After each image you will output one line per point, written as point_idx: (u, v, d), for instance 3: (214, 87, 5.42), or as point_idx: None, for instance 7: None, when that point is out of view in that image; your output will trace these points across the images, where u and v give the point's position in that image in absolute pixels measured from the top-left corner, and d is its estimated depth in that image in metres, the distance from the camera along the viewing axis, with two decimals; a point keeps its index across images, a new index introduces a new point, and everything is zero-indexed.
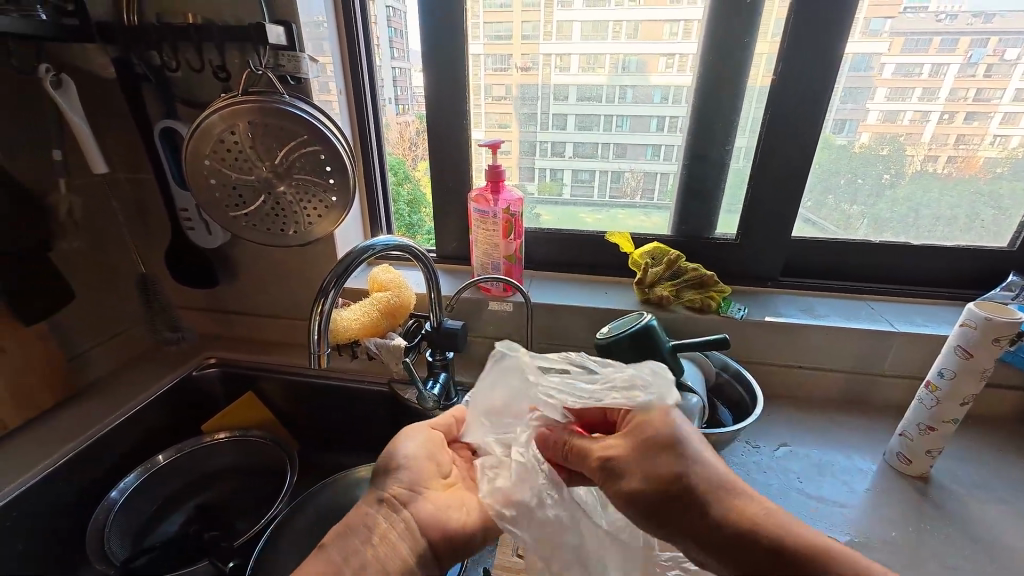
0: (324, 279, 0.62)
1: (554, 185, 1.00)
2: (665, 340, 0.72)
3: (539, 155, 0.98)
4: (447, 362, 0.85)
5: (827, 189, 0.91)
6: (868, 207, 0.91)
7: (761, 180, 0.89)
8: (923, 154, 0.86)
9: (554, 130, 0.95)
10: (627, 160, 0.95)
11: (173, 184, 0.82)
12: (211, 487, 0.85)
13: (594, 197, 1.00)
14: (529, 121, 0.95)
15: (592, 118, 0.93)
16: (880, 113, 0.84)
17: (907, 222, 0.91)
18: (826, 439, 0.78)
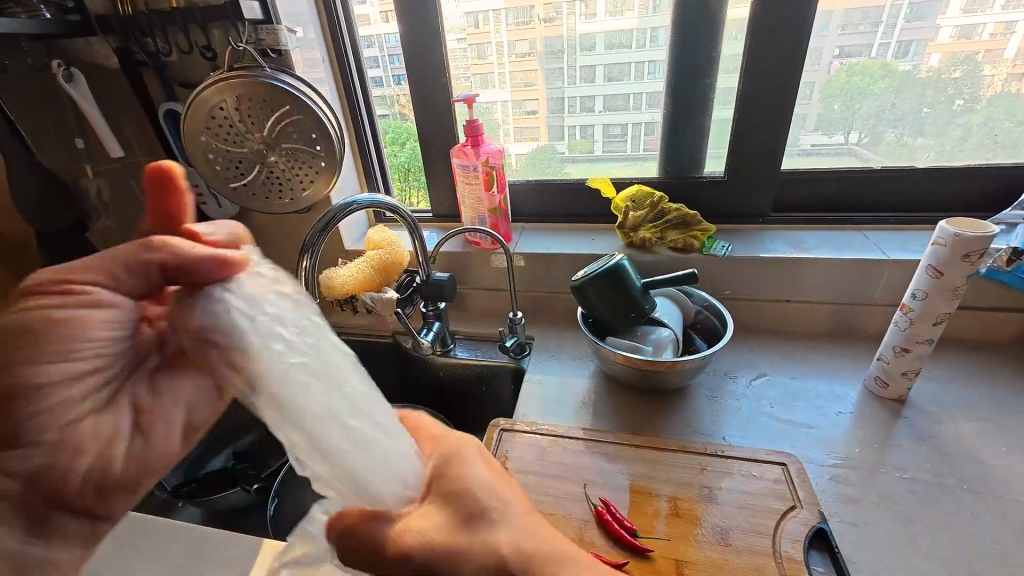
0: (309, 234, 0.69)
1: (584, 143, 1.00)
2: (635, 279, 0.74)
3: (568, 112, 0.98)
4: (440, 312, 0.91)
5: (873, 117, 0.86)
6: (934, 137, 0.86)
7: (766, 112, 0.86)
8: (1007, 71, 0.79)
9: (583, 83, 0.94)
10: (662, 110, 0.94)
11: (182, 163, 0.91)
12: (246, 432, 0.98)
13: (629, 151, 0.99)
14: (556, 76, 0.95)
15: (623, 67, 0.91)
16: (953, 29, 0.78)
17: (945, 145, 0.86)
18: (808, 368, 0.79)
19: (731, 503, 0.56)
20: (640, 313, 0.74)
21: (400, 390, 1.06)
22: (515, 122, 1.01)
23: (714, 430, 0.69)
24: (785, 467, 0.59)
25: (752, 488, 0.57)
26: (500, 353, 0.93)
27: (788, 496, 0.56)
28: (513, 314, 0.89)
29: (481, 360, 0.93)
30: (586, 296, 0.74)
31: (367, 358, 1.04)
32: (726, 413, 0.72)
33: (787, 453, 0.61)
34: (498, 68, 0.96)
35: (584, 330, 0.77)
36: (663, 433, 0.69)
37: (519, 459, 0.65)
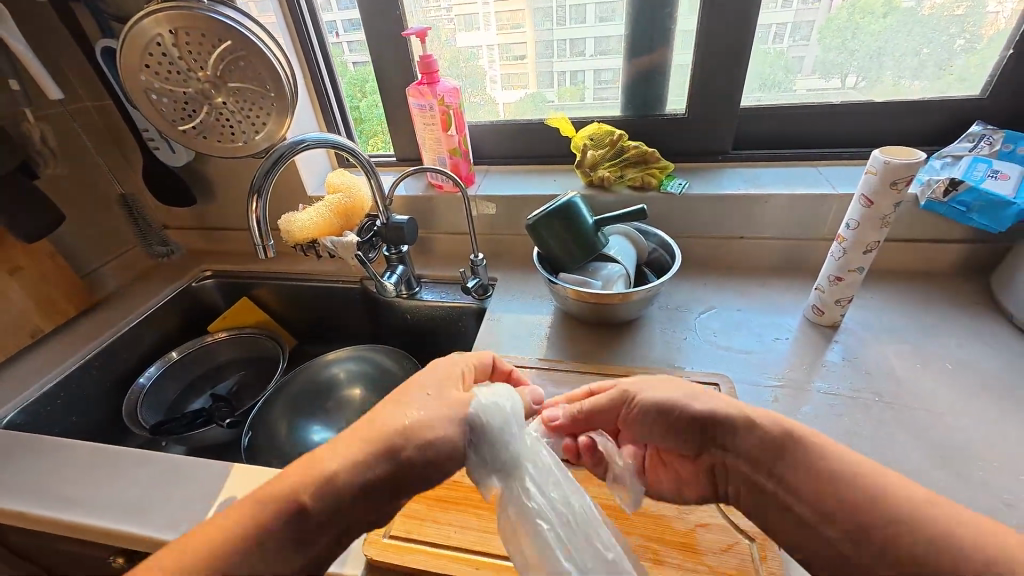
0: (257, 175, 0.68)
1: (575, 90, 0.98)
2: (587, 217, 0.76)
3: (557, 57, 0.95)
4: (403, 255, 0.93)
5: (858, 56, 0.85)
6: (929, 83, 0.85)
7: (737, 46, 0.84)
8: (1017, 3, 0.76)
9: (573, 24, 0.91)
10: (655, 55, 0.91)
11: (127, 105, 0.88)
12: (222, 375, 1.02)
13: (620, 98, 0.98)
14: (545, 18, 0.92)
15: (612, 6, 0.88)
16: None
17: (916, 81, 0.85)
18: (754, 299, 0.83)
19: None
20: (591, 250, 0.76)
21: (369, 333, 1.09)
22: (502, 67, 0.98)
23: (659, 357, 0.74)
24: (717, 388, 0.64)
25: None
26: (463, 294, 0.95)
27: None
28: (474, 256, 0.90)
29: (445, 302, 0.96)
30: (540, 235, 0.76)
31: (337, 304, 1.07)
32: (672, 342, 0.76)
33: (721, 376, 0.65)
34: (483, 8, 0.92)
35: (540, 268, 0.79)
36: (611, 361, 0.74)
37: None
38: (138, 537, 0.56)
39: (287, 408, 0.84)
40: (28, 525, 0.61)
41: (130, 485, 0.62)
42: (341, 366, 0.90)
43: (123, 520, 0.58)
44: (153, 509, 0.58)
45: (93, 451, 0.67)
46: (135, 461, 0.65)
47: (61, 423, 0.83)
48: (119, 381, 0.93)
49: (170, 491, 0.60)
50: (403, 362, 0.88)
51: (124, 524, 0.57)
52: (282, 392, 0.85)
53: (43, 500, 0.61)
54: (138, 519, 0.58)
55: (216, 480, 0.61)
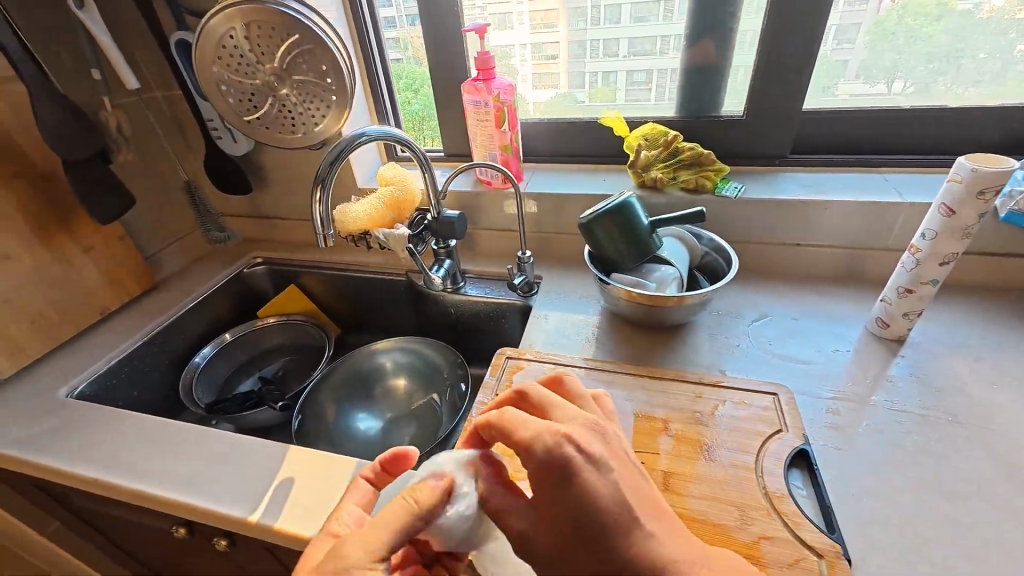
0: (321, 167, 0.70)
1: (607, 91, 0.98)
2: (643, 218, 0.75)
3: (590, 57, 0.95)
4: (450, 250, 0.94)
5: (929, 59, 0.81)
6: (1006, 88, 0.80)
7: (800, 47, 0.82)
8: None
9: (607, 24, 0.91)
10: (715, 56, 0.89)
11: (195, 96, 0.92)
12: (270, 359, 1.05)
13: (653, 100, 0.97)
14: (579, 17, 0.92)
15: (649, 6, 0.88)
16: None
17: (994, 87, 0.81)
18: (812, 309, 0.80)
19: (721, 426, 0.59)
20: (645, 251, 0.75)
21: (412, 325, 1.11)
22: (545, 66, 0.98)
23: (711, 363, 0.72)
24: (776, 397, 0.62)
25: (742, 414, 0.60)
26: (508, 292, 0.96)
27: (775, 421, 0.58)
28: (521, 253, 0.91)
29: (490, 298, 0.96)
30: (593, 235, 0.76)
31: (381, 295, 1.10)
32: (724, 349, 0.74)
33: (780, 385, 0.63)
34: (517, 8, 0.94)
35: (591, 268, 0.79)
36: (662, 365, 0.72)
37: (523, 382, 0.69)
38: (202, 509, 0.58)
39: (335, 398, 0.86)
40: (100, 492, 0.64)
41: (193, 460, 0.64)
42: (387, 360, 0.91)
43: (189, 492, 0.60)
44: (216, 483, 0.61)
45: (159, 425, 0.70)
46: (197, 436, 0.67)
47: (125, 397, 0.88)
48: (177, 360, 0.97)
49: (231, 467, 0.63)
50: (448, 357, 0.89)
51: (189, 495, 0.60)
52: (331, 382, 0.87)
53: (114, 469, 0.64)
54: (202, 492, 0.60)
55: (274, 459, 0.63)
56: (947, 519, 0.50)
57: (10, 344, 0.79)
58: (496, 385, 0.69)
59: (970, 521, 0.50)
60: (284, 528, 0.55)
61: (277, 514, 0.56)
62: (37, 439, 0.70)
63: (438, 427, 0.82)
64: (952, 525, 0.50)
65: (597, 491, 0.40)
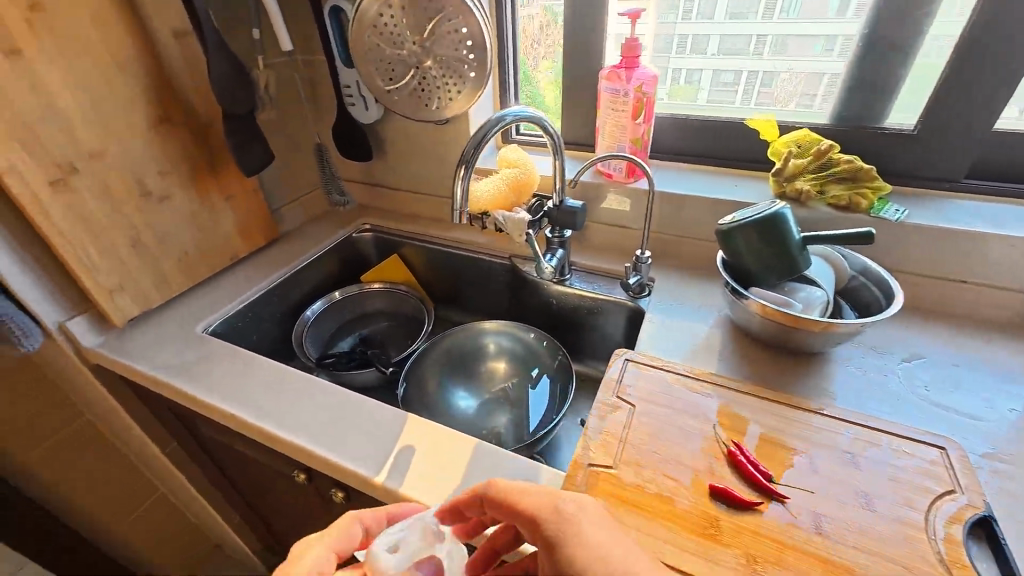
0: (466, 149, 0.70)
1: (689, 90, 0.95)
2: (795, 232, 0.68)
3: (675, 53, 0.94)
4: (564, 240, 0.91)
5: None
6: None
7: (1005, 58, 0.71)
8: None
9: (699, 20, 0.90)
10: (890, 60, 0.81)
11: (339, 62, 0.95)
12: (370, 323, 1.09)
13: (736, 103, 0.93)
14: (670, 12, 0.91)
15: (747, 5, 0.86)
16: None
17: None
18: (976, 357, 0.71)
19: (876, 473, 0.53)
20: (795, 267, 0.68)
21: (507, 309, 1.12)
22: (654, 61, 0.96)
23: (854, 399, 0.66)
24: (943, 451, 0.55)
25: (903, 463, 0.54)
26: (618, 290, 0.92)
27: (945, 479, 0.52)
28: (639, 252, 0.87)
29: (597, 294, 0.93)
30: (734, 240, 0.71)
31: (480, 275, 1.11)
32: (869, 386, 0.68)
33: (948, 439, 0.56)
34: None
35: (726, 277, 0.73)
36: (795, 393, 0.67)
37: (645, 388, 0.66)
38: (329, 460, 0.61)
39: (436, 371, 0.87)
40: (235, 426, 0.69)
41: (318, 411, 0.68)
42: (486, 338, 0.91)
43: (317, 442, 0.63)
44: (341, 438, 0.63)
45: (286, 373, 0.74)
46: (321, 389, 0.71)
47: (247, 340, 0.94)
48: (291, 312, 1.03)
49: (353, 424, 0.65)
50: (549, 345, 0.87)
51: (317, 444, 0.63)
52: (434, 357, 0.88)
53: (249, 407, 0.69)
54: (328, 444, 0.63)
55: (393, 424, 0.65)
56: None
57: (161, 279, 0.87)
58: (615, 386, 0.66)
59: None
60: (409, 496, 0.56)
61: (401, 479, 0.57)
62: (183, 368, 0.76)
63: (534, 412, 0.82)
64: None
65: (592, 543, 0.45)
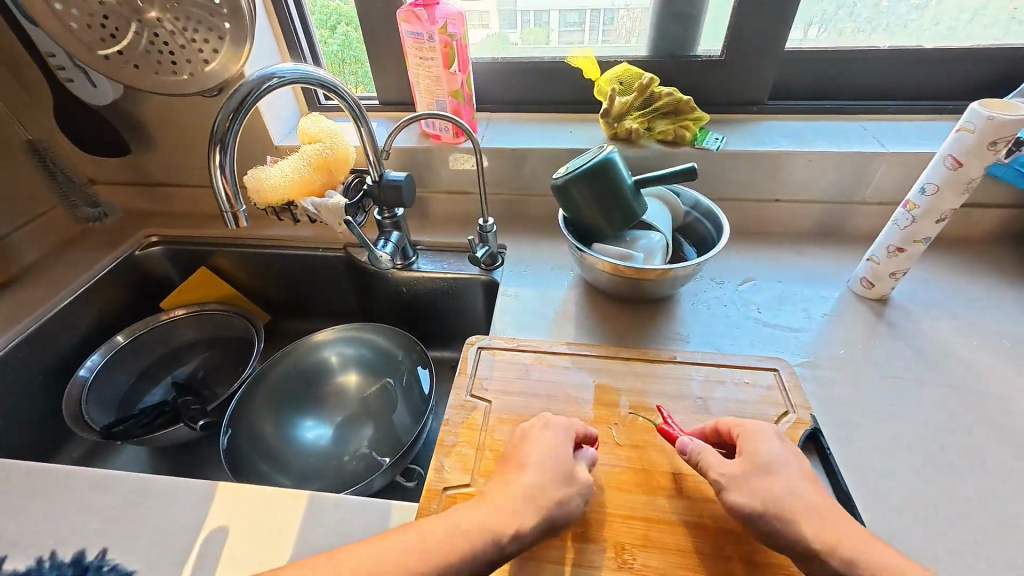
0: (217, 118, 0.51)
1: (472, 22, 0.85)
2: (626, 175, 0.64)
3: None
4: (398, 220, 0.79)
5: None
6: (986, 28, 0.76)
7: None
8: None
9: None
10: None
11: (24, 23, 0.68)
12: (186, 358, 0.88)
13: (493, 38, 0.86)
14: None
15: None
16: None
17: (972, 26, 0.76)
18: (795, 270, 0.76)
19: (723, 413, 0.54)
20: (631, 219, 0.65)
21: (358, 304, 0.98)
22: None
23: (696, 336, 0.67)
24: (777, 372, 0.57)
25: (745, 396, 0.55)
26: (470, 265, 0.84)
27: (780, 402, 0.54)
28: (483, 221, 0.78)
29: (447, 272, 0.83)
30: (564, 201, 0.66)
31: (315, 273, 0.95)
32: (710, 319, 0.69)
33: (780, 359, 0.59)
34: None
35: (565, 231, 0.70)
36: (649, 344, 0.65)
37: (500, 379, 0.59)
38: None
39: (256, 432, 0.70)
40: None
41: (85, 520, 0.50)
42: (310, 362, 0.77)
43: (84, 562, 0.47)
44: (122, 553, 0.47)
45: (36, 473, 0.54)
46: (83, 488, 0.52)
47: None
48: (54, 373, 0.78)
49: (133, 527, 0.49)
50: (386, 334, 0.79)
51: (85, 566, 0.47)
52: (257, 408, 0.72)
53: None
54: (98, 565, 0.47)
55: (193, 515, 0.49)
56: (939, 494, 0.50)
57: None
58: (471, 381, 0.59)
59: (960, 491, 0.50)
60: None
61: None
62: None
63: (399, 427, 0.72)
64: (942, 515, 0.48)
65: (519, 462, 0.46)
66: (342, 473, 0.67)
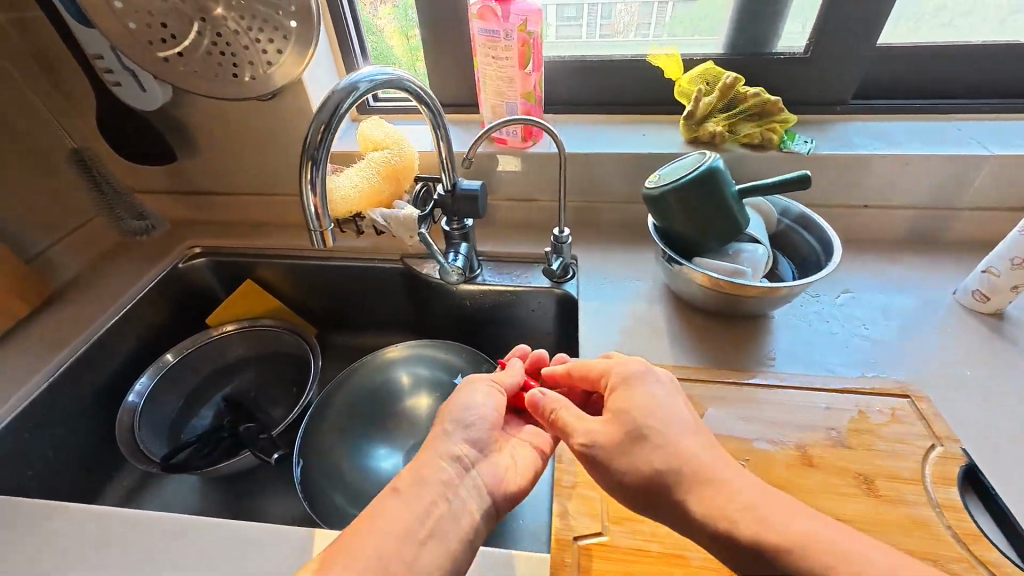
0: (308, 134, 0.46)
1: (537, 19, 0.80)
2: (732, 184, 0.59)
3: None
4: (466, 230, 0.74)
5: None
6: None
7: None
8: None
9: None
10: None
11: (71, 22, 0.63)
12: (236, 378, 0.83)
13: (559, 36, 0.81)
14: None
15: None
16: None
17: None
18: (895, 281, 0.71)
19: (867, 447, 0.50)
20: (736, 232, 0.60)
21: (412, 318, 0.93)
22: None
23: (804, 356, 0.62)
24: (912, 401, 0.54)
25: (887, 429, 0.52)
26: (539, 277, 0.79)
27: (925, 434, 0.51)
28: (558, 231, 0.74)
29: (515, 285, 0.78)
30: (662, 211, 0.61)
31: (369, 285, 0.90)
32: (816, 337, 0.64)
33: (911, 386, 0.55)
34: None
35: (657, 242, 0.65)
36: (757, 367, 0.61)
37: (609, 408, 0.54)
38: None
39: (335, 467, 0.65)
40: None
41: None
42: (380, 387, 0.72)
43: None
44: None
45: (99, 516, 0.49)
46: (161, 538, 0.48)
47: (33, 462, 0.64)
48: (101, 397, 0.73)
49: None
50: (456, 352, 0.74)
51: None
52: (326, 434, 0.68)
53: None
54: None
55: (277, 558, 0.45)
56: None
57: None
58: (576, 411, 0.54)
59: None
60: None
61: None
62: None
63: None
64: None
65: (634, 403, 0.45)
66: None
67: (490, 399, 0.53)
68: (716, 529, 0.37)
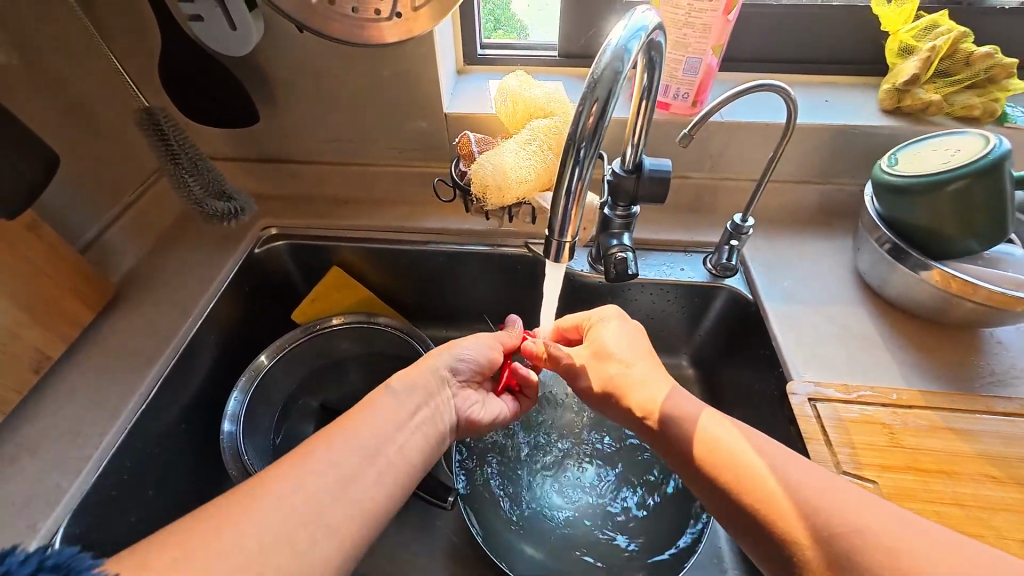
0: (574, 127, 0.33)
1: None
2: (1009, 177, 0.49)
3: None
4: (631, 219, 0.57)
5: None
6: None
7: None
8: None
9: None
10: None
11: None
12: (338, 387, 0.71)
13: None
14: None
15: None
16: None
17: None
18: None
19: None
20: (1005, 231, 0.50)
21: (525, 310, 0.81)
22: None
23: None
24: None
25: None
26: (702, 268, 0.67)
27: None
28: (740, 219, 0.61)
29: (675, 280, 0.66)
30: (911, 206, 0.52)
31: (480, 275, 0.73)
32: None
33: None
34: None
35: (886, 234, 0.56)
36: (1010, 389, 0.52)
37: (872, 450, 0.46)
38: None
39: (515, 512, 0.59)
40: None
41: None
42: (554, 428, 0.66)
43: (309, 470, 0.35)
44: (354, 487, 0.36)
45: None
46: None
47: (137, 507, 0.52)
48: (197, 419, 0.60)
49: None
50: None
51: (308, 478, 0.35)
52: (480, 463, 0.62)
53: None
54: (327, 481, 0.35)
55: (416, 439, 0.43)
56: None
57: None
58: (830, 451, 0.47)
59: None
60: None
61: None
62: None
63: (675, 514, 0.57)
64: None
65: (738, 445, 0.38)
66: (618, 571, 0.55)
67: (483, 345, 0.55)
68: (769, 532, 0.34)
